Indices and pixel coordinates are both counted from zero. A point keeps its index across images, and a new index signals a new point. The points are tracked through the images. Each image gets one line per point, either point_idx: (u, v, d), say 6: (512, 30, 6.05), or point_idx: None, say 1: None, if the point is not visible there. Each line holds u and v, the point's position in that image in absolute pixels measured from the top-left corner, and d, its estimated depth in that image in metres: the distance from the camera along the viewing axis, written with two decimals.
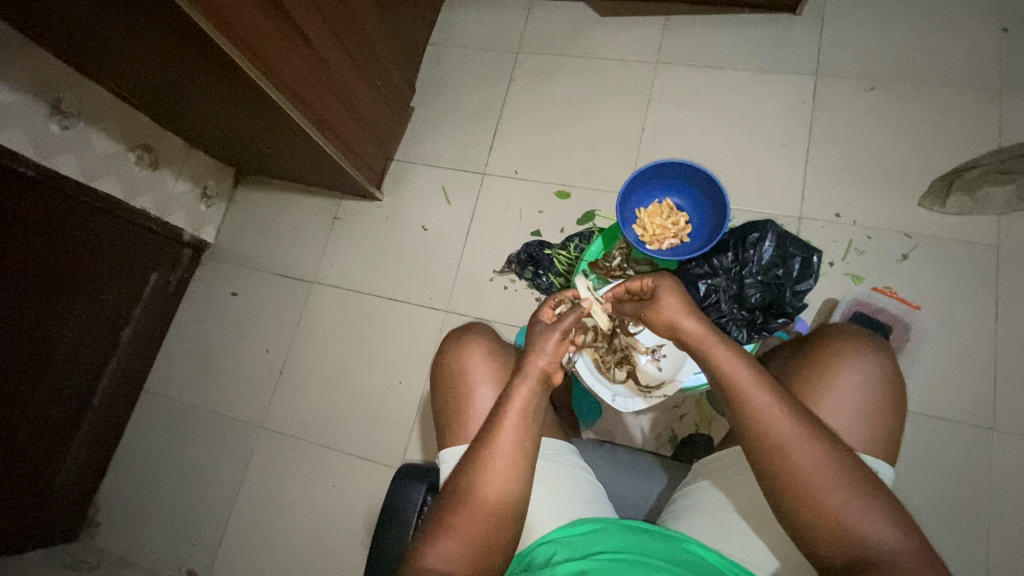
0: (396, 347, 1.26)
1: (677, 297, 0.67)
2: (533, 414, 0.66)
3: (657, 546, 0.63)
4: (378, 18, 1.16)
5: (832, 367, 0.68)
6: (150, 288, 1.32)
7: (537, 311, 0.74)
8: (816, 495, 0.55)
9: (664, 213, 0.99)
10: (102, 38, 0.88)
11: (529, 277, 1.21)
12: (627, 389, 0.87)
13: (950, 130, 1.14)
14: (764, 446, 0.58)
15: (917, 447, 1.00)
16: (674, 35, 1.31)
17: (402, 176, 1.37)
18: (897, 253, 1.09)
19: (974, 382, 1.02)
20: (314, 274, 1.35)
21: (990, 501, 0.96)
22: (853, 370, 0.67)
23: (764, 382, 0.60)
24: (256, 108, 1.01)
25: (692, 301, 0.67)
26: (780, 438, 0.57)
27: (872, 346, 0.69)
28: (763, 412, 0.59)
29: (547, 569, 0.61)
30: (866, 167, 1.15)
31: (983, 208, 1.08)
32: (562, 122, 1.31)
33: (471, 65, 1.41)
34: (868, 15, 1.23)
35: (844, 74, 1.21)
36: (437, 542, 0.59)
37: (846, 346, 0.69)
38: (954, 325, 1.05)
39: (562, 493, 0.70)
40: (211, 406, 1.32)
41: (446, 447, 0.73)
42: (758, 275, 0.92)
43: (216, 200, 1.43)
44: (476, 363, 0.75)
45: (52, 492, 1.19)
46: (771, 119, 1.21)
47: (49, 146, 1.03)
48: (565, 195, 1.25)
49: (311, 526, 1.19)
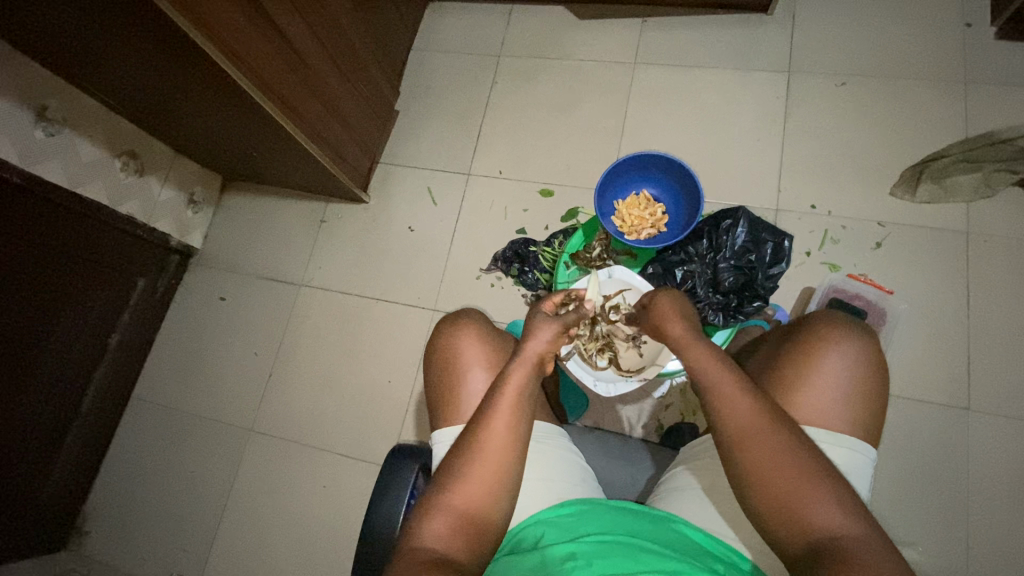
0: (385, 347, 1.27)
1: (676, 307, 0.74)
2: (526, 396, 0.67)
3: (644, 527, 0.64)
4: (360, 22, 1.18)
5: (814, 352, 0.69)
6: (137, 295, 1.32)
7: (537, 304, 0.77)
8: (790, 468, 0.57)
9: (641, 205, 1.00)
10: (86, 44, 0.90)
11: (515, 274, 1.22)
12: (609, 375, 0.89)
13: (919, 121, 1.18)
14: (735, 422, 0.60)
15: (896, 430, 1.03)
16: (651, 36, 1.34)
17: (388, 178, 1.39)
18: (870, 242, 1.12)
19: (950, 364, 1.04)
20: (302, 277, 1.36)
21: (968, 479, 0.99)
22: (836, 356, 0.68)
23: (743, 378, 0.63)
24: (240, 112, 1.03)
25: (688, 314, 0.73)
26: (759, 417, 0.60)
27: (859, 332, 0.70)
28: (737, 395, 0.61)
29: (535, 551, 0.62)
30: (841, 159, 1.18)
31: (952, 196, 1.11)
32: (545, 122, 1.34)
33: (454, 69, 1.44)
34: (838, 12, 1.27)
35: (816, 70, 1.25)
36: (431, 523, 0.60)
37: (829, 331, 0.70)
38: (928, 309, 1.08)
39: (552, 475, 0.71)
40: (201, 411, 1.32)
41: (439, 428, 0.74)
42: (732, 259, 0.95)
43: (203, 206, 1.44)
44: (469, 347, 0.76)
45: (40, 500, 1.18)
46: (747, 114, 1.24)
47: (35, 152, 1.04)
48: (549, 193, 1.28)
49: (305, 527, 1.19)
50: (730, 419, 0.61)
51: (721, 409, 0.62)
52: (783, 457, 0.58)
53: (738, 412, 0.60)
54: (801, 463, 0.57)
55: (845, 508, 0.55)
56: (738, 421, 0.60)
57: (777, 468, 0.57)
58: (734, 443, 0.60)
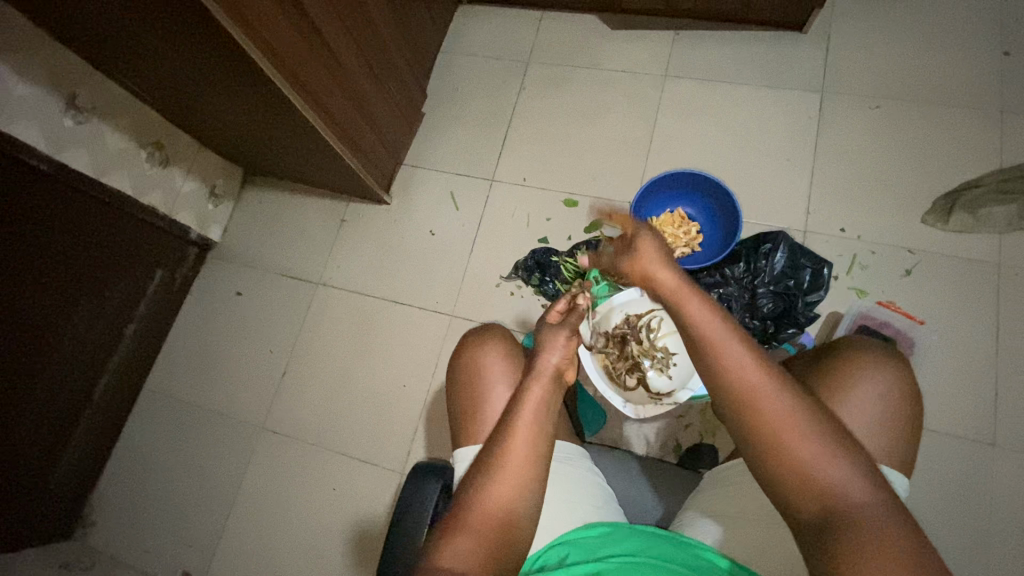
0: (401, 351, 1.26)
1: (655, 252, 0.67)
2: (547, 409, 0.67)
3: (671, 551, 0.62)
4: (392, 23, 1.18)
5: (849, 375, 0.67)
6: (154, 286, 1.32)
7: (544, 315, 0.76)
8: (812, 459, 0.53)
9: (676, 223, 0.99)
10: (120, 34, 0.89)
11: (535, 283, 1.21)
12: (637, 398, 0.87)
13: (954, 148, 1.16)
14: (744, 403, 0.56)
15: (919, 461, 1.01)
16: (683, 49, 1.33)
17: (410, 180, 1.38)
18: (899, 269, 1.11)
19: (977, 397, 1.03)
20: (320, 276, 1.36)
21: (992, 516, 0.97)
22: (871, 380, 0.66)
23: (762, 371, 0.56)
24: (271, 108, 1.02)
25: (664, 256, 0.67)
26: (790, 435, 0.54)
27: (890, 356, 0.69)
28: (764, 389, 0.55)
29: (561, 570, 0.61)
30: (871, 183, 1.17)
31: (985, 226, 1.10)
32: (572, 131, 1.33)
33: (482, 74, 1.43)
34: (874, 34, 1.26)
35: (849, 92, 1.23)
36: (453, 542, 0.58)
37: (863, 355, 0.68)
38: (956, 339, 1.06)
39: (576, 496, 0.70)
40: (212, 406, 1.31)
41: (462, 446, 0.73)
42: (770, 284, 0.95)
43: (224, 199, 1.43)
44: (492, 362, 0.75)
45: (48, 488, 1.17)
46: (777, 133, 1.23)
47: (63, 139, 1.03)
48: (573, 204, 1.26)
49: (311, 529, 1.18)
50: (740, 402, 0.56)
51: (728, 393, 0.57)
52: (798, 438, 0.53)
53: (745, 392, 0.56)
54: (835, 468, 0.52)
55: (897, 525, 0.49)
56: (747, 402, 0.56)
57: (800, 463, 0.53)
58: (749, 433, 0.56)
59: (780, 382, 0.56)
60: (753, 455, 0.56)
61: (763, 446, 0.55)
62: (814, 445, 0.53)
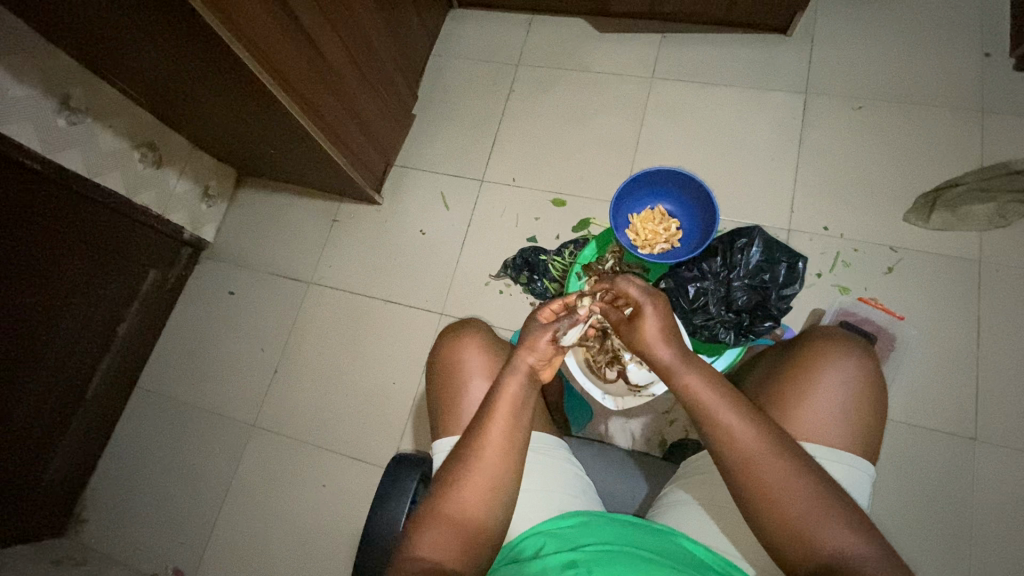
0: (391, 349, 1.27)
1: (658, 319, 0.67)
2: (523, 406, 0.67)
3: (645, 539, 0.63)
4: (382, 26, 1.20)
5: (812, 368, 0.69)
6: (147, 286, 1.33)
7: (534, 310, 0.74)
8: (784, 485, 0.57)
9: (655, 220, 1.03)
10: (112, 36, 0.91)
11: (524, 282, 1.23)
12: (617, 390, 0.89)
13: (935, 148, 1.18)
14: (732, 444, 0.60)
15: (901, 455, 1.02)
16: (670, 52, 1.35)
17: (401, 181, 1.40)
18: (881, 266, 1.12)
19: (958, 391, 1.04)
20: (312, 275, 1.37)
21: (973, 510, 0.98)
22: (830, 373, 0.68)
23: (739, 404, 0.61)
24: (262, 110, 1.04)
25: (670, 322, 0.67)
26: (755, 446, 0.59)
27: (857, 349, 0.70)
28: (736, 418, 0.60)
29: (535, 560, 0.62)
30: (854, 182, 1.19)
31: (966, 224, 1.11)
32: (560, 132, 1.35)
33: (472, 76, 1.45)
34: (857, 36, 1.28)
35: (833, 93, 1.25)
36: (427, 532, 0.60)
37: (822, 349, 0.70)
38: (937, 336, 1.07)
39: (552, 486, 0.71)
40: (204, 404, 1.32)
41: (440, 438, 0.74)
42: (746, 278, 0.96)
43: (217, 200, 1.45)
44: (469, 356, 0.77)
45: (41, 485, 1.18)
46: (762, 134, 1.25)
47: (56, 140, 1.05)
48: (561, 203, 1.28)
49: (302, 526, 1.19)
50: (727, 442, 0.60)
51: (713, 431, 0.61)
52: (775, 472, 0.58)
53: (733, 434, 0.60)
54: (789, 470, 0.58)
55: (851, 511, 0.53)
56: (734, 442, 0.60)
57: (771, 487, 0.58)
58: (732, 463, 0.60)
59: (758, 417, 0.60)
60: (730, 479, 0.60)
61: (743, 472, 0.59)
62: (790, 478, 0.57)
